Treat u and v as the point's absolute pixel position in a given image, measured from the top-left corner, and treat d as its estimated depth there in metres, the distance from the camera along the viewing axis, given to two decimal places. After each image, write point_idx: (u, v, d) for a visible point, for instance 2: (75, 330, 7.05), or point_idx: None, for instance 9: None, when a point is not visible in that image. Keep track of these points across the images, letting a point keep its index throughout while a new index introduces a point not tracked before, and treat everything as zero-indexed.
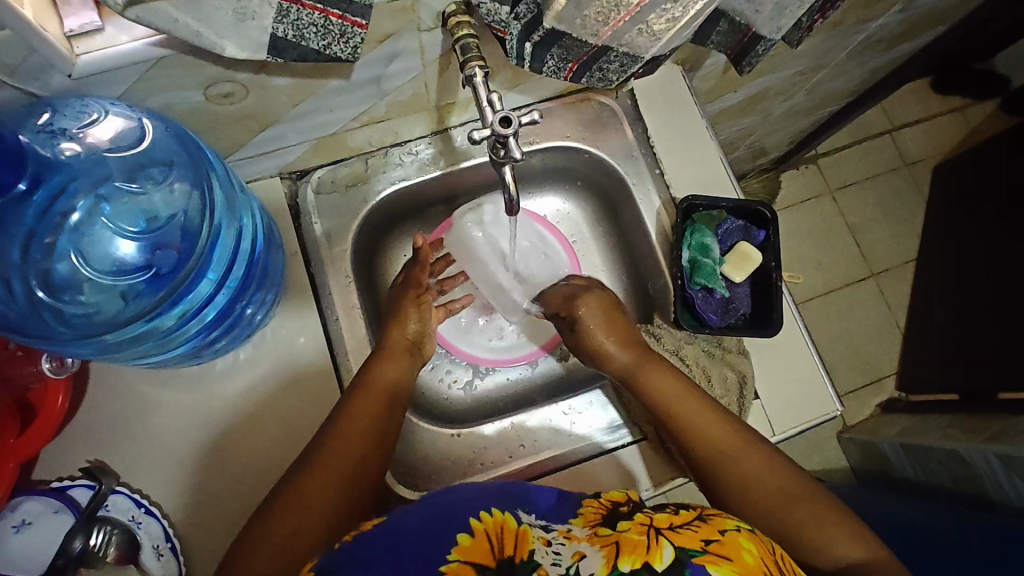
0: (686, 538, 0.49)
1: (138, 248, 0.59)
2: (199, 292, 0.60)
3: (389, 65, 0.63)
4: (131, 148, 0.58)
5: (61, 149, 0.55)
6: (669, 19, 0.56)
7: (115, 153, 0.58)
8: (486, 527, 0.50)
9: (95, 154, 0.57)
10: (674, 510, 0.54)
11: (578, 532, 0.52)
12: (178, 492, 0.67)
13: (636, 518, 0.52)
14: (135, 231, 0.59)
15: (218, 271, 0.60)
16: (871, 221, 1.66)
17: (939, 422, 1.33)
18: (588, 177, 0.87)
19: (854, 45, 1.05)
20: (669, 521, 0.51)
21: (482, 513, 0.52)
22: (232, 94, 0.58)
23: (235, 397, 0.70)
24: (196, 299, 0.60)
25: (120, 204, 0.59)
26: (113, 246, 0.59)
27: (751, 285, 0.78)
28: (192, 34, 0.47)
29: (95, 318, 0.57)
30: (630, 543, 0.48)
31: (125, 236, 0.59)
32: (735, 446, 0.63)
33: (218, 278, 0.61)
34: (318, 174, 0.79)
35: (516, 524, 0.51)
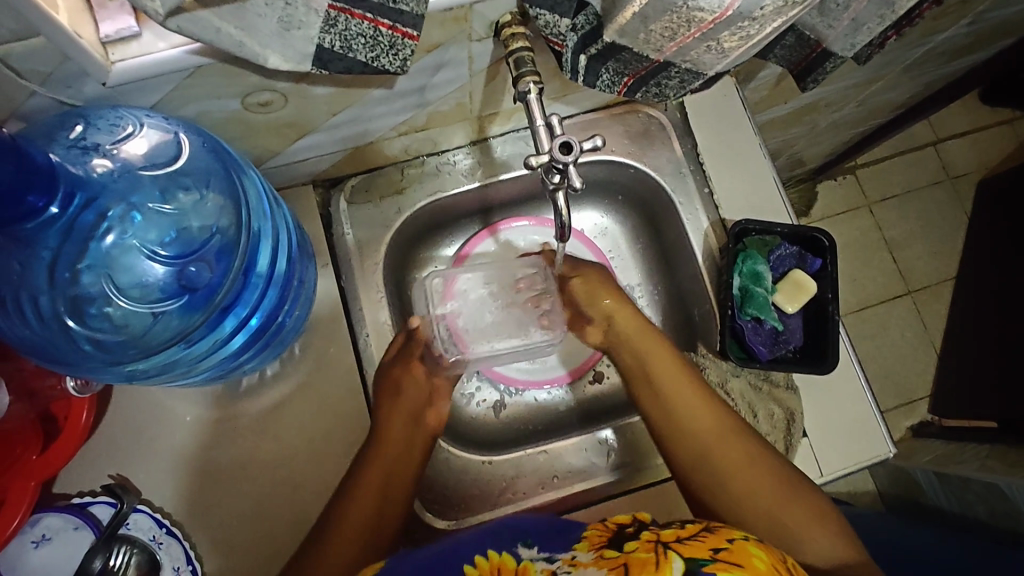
0: (694, 549, 0.47)
1: (169, 270, 0.57)
2: (231, 321, 0.59)
3: (435, 75, 0.59)
4: (166, 165, 0.55)
5: (92, 166, 0.52)
6: (742, 37, 0.51)
7: (149, 170, 0.55)
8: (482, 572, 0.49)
9: (128, 172, 0.54)
10: (681, 525, 0.52)
11: (583, 556, 0.49)
12: (198, 510, 0.65)
13: (642, 536, 0.50)
14: (165, 254, 0.57)
15: (252, 296, 0.59)
16: (910, 236, 1.59)
17: (976, 453, 1.23)
18: (631, 193, 0.84)
19: (913, 58, 0.99)
20: (676, 536, 0.50)
21: (478, 556, 0.51)
22: (270, 103, 0.55)
23: (259, 413, 0.68)
24: (228, 327, 0.59)
25: (151, 222, 0.56)
26: (142, 268, 0.56)
27: (804, 316, 0.74)
28: (234, 45, 0.44)
29: (127, 347, 0.56)
30: (638, 562, 0.45)
31: (155, 258, 0.57)
32: (736, 449, 0.64)
33: (252, 305, 0.59)
34: (352, 183, 0.76)
35: (516, 563, 0.50)
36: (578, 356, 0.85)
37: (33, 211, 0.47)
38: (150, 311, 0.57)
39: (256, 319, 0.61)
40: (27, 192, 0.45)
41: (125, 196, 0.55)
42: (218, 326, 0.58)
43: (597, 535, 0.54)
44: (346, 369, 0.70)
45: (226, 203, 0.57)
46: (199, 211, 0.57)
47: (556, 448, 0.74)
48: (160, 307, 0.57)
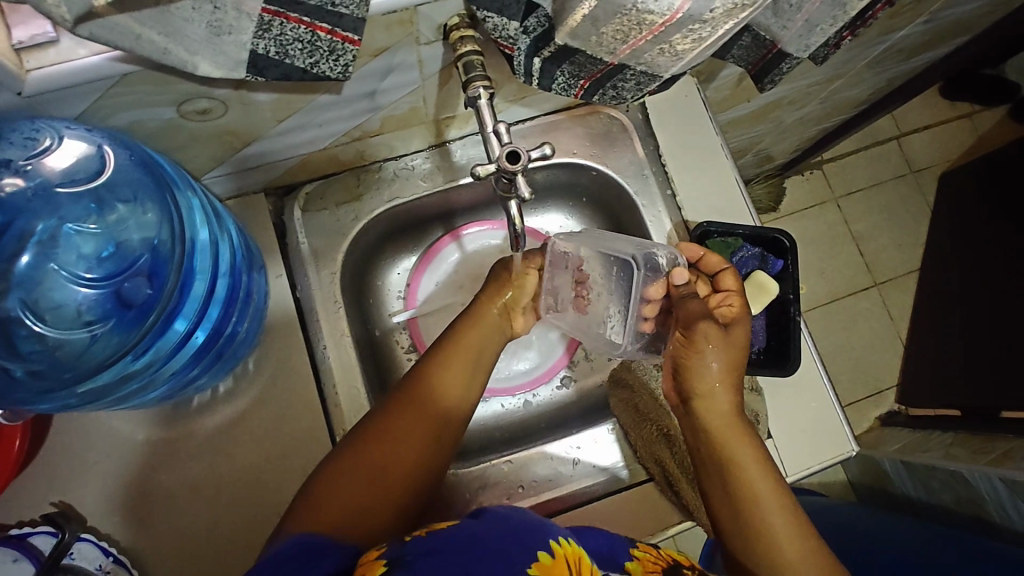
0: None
1: (98, 292, 0.56)
2: (167, 340, 0.56)
3: (384, 79, 0.57)
4: (88, 181, 0.54)
5: (2, 184, 0.51)
6: (695, 40, 0.50)
7: (67, 187, 0.54)
8: (565, 553, 0.47)
9: (45, 189, 0.53)
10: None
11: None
12: (149, 535, 0.62)
13: None
14: (92, 276, 0.56)
15: (190, 314, 0.56)
16: (876, 230, 1.62)
17: (942, 441, 1.26)
18: (595, 195, 0.83)
19: (872, 55, 0.99)
20: None
21: (562, 538, 0.49)
22: (209, 111, 0.53)
23: (212, 432, 0.65)
24: (166, 347, 0.56)
25: (77, 244, 0.56)
26: (69, 292, 0.55)
27: (766, 318, 0.74)
28: (159, 52, 0.41)
29: (56, 372, 0.53)
30: None
31: (81, 282, 0.56)
32: (755, 461, 0.58)
33: (190, 322, 0.56)
34: (307, 190, 0.73)
35: (586, 559, 0.49)
36: (547, 357, 0.84)
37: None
38: (84, 331, 0.55)
39: (202, 332, 0.58)
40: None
41: (58, 211, 0.54)
42: (161, 339, 0.55)
43: (649, 559, 0.54)
44: (302, 384, 0.67)
45: (159, 214, 0.55)
46: (132, 224, 0.56)
47: (521, 457, 0.73)
48: (94, 326, 0.55)
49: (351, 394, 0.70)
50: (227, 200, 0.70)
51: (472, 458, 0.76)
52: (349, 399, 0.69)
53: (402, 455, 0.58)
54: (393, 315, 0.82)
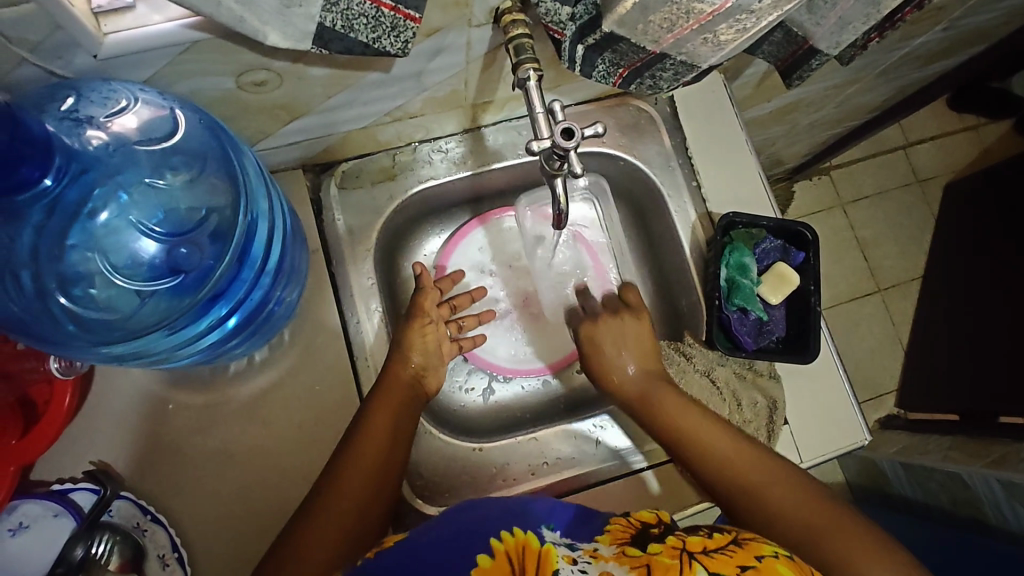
0: (720, 563, 0.46)
1: (161, 249, 0.56)
2: (212, 315, 0.58)
3: (432, 60, 0.59)
4: (162, 141, 0.54)
5: (87, 138, 0.51)
6: (738, 30, 0.52)
7: (145, 145, 0.54)
8: (507, 548, 0.48)
9: (123, 146, 0.53)
10: (708, 535, 0.51)
11: (605, 550, 0.49)
12: (183, 497, 0.63)
13: (668, 542, 0.49)
14: (158, 231, 0.56)
15: (234, 295, 0.58)
16: (881, 236, 1.64)
17: (940, 444, 1.28)
18: (620, 185, 0.85)
19: (889, 62, 1.02)
20: (702, 546, 0.48)
21: (503, 533, 0.50)
22: (265, 83, 0.54)
23: (248, 399, 0.67)
24: (209, 322, 0.58)
25: (143, 197, 0.55)
26: (134, 245, 0.55)
27: (786, 308, 0.76)
28: (235, 20, 0.43)
29: (112, 327, 0.54)
30: (662, 566, 0.45)
31: (149, 236, 0.56)
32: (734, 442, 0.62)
33: (233, 302, 0.59)
34: (343, 168, 0.75)
35: (538, 544, 0.49)
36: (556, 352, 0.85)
37: (25, 181, 0.46)
38: (137, 293, 0.55)
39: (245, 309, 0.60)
40: (20, 163, 0.44)
41: (125, 168, 0.54)
42: (207, 314, 0.57)
43: (619, 530, 0.54)
44: (335, 356, 0.69)
45: (223, 185, 0.57)
46: (196, 191, 0.56)
47: (545, 436, 0.75)
48: (149, 286, 0.56)
49: (382, 368, 0.71)
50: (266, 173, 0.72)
51: (494, 436, 0.78)
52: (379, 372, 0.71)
53: (367, 456, 0.59)
54: (420, 294, 0.84)
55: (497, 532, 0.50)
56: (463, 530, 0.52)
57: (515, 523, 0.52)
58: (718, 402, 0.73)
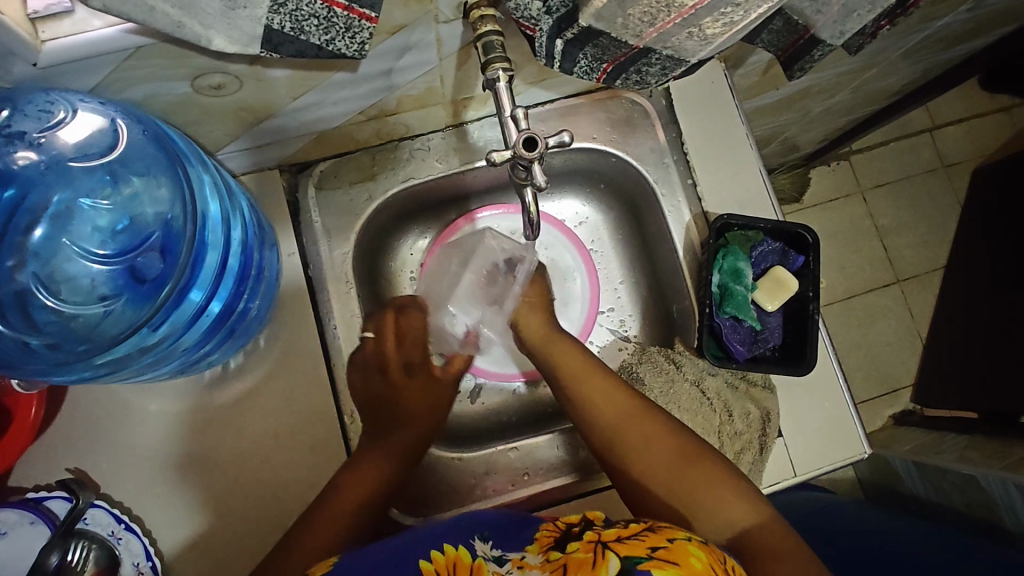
0: (631, 547, 0.44)
1: (111, 268, 0.56)
2: (184, 310, 0.56)
3: (401, 58, 0.56)
4: (101, 156, 0.53)
5: (15, 158, 0.50)
6: (726, 23, 0.49)
7: (81, 162, 0.53)
8: (437, 568, 0.46)
9: (58, 163, 0.52)
10: (625, 525, 0.49)
11: (531, 558, 0.46)
12: (159, 505, 0.63)
13: (586, 536, 0.47)
14: (106, 252, 0.56)
15: (205, 286, 0.56)
16: (901, 225, 1.57)
17: (955, 444, 1.23)
18: (613, 181, 0.81)
19: (910, 45, 0.95)
20: (616, 535, 0.46)
21: (433, 552, 0.48)
22: (224, 86, 0.52)
23: (222, 408, 0.66)
24: (184, 316, 0.56)
25: (89, 216, 0.55)
26: (82, 268, 0.56)
27: (783, 315, 0.72)
28: (173, 25, 0.40)
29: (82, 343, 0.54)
30: (575, 564, 0.43)
31: (94, 258, 0.56)
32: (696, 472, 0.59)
33: (206, 294, 0.56)
34: (321, 168, 0.73)
35: (470, 559, 0.47)
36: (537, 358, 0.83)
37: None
38: (98, 306, 0.55)
39: (215, 307, 0.58)
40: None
41: (72, 185, 0.54)
42: (176, 312, 0.56)
43: (546, 535, 0.51)
44: (312, 364, 0.67)
45: (172, 189, 0.55)
46: (143, 199, 0.56)
47: (529, 445, 0.73)
48: (108, 301, 0.55)
49: (361, 375, 0.70)
50: (242, 175, 0.70)
51: (479, 443, 0.77)
52: (358, 379, 0.70)
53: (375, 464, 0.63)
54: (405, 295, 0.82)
55: (427, 553, 0.48)
56: (400, 552, 0.50)
57: (446, 539, 0.50)
58: (708, 413, 0.70)
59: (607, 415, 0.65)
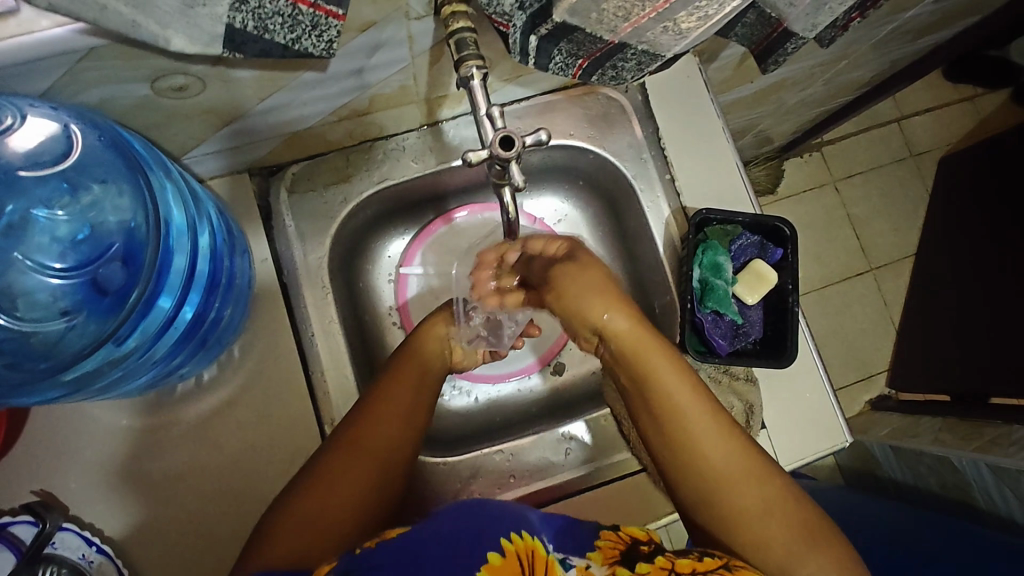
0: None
1: (72, 282, 0.54)
2: (153, 320, 0.54)
3: (372, 57, 0.54)
4: (54, 164, 0.51)
5: None
6: (701, 17, 0.48)
7: (32, 171, 0.50)
8: (517, 548, 0.46)
9: (5, 172, 0.49)
10: (699, 556, 0.49)
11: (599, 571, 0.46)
12: (132, 524, 0.61)
13: (656, 561, 0.48)
14: (65, 266, 0.54)
15: (173, 293, 0.54)
16: (872, 214, 1.60)
17: (930, 427, 1.26)
18: (591, 178, 0.80)
19: (878, 37, 0.96)
20: (691, 568, 0.47)
21: (512, 532, 0.48)
22: (186, 88, 0.50)
23: (196, 421, 0.63)
24: (153, 326, 0.54)
25: (46, 228, 0.53)
26: (42, 283, 0.53)
27: (763, 308, 0.72)
28: (127, 24, 0.38)
29: (45, 360, 0.51)
30: None
31: (55, 273, 0.54)
32: (773, 491, 0.52)
33: (176, 300, 0.54)
34: (293, 170, 0.71)
35: (545, 552, 0.47)
36: (519, 359, 0.82)
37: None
38: (60, 321, 0.53)
39: (186, 315, 0.56)
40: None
41: (25, 195, 0.51)
42: (143, 324, 0.53)
43: (610, 546, 0.50)
44: (289, 372, 0.66)
45: (134, 197, 0.53)
46: (103, 206, 0.53)
47: (513, 447, 0.72)
48: (71, 316, 0.53)
49: (340, 382, 0.68)
50: (208, 180, 0.67)
51: (462, 446, 0.75)
52: (337, 387, 0.68)
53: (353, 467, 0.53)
54: (383, 298, 0.81)
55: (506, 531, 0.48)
56: (470, 521, 0.49)
57: (520, 523, 0.50)
58: None
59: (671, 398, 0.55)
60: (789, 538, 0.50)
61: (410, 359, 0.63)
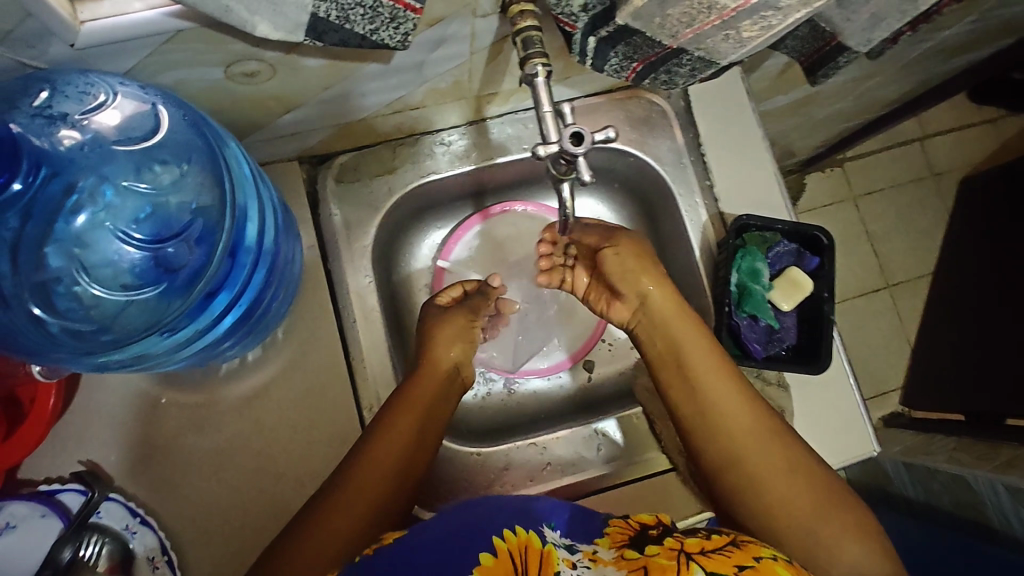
0: (717, 563, 0.45)
1: (144, 252, 0.54)
2: (207, 314, 0.55)
3: (434, 51, 0.56)
4: (142, 139, 0.52)
5: (59, 137, 0.48)
6: (762, 28, 0.49)
7: (123, 144, 0.51)
8: (510, 547, 0.47)
9: (99, 145, 0.50)
10: (707, 534, 0.51)
11: (604, 553, 0.49)
12: (172, 500, 0.62)
13: (665, 542, 0.49)
14: (139, 237, 0.54)
15: (231, 291, 0.56)
16: (892, 232, 1.61)
17: (944, 445, 1.26)
18: (629, 181, 0.81)
19: (914, 53, 0.97)
20: (700, 546, 0.48)
21: (505, 530, 0.49)
22: (257, 74, 0.51)
23: (240, 400, 0.65)
24: (207, 320, 0.56)
25: (121, 194, 0.53)
26: (114, 249, 0.53)
27: (798, 314, 0.73)
28: (220, 10, 0.39)
29: (105, 331, 0.53)
30: (658, 567, 0.45)
31: (129, 241, 0.54)
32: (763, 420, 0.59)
33: (230, 299, 0.56)
34: (341, 159, 0.72)
35: (541, 544, 0.48)
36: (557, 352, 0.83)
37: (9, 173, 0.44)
38: (122, 295, 0.54)
39: (238, 310, 0.58)
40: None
41: (105, 164, 0.52)
42: (199, 315, 0.55)
43: (619, 533, 0.53)
44: (330, 356, 0.67)
45: (209, 178, 0.54)
46: (179, 178, 0.54)
47: (547, 441, 0.72)
48: (134, 291, 0.54)
49: (379, 369, 0.69)
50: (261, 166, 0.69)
51: (491, 439, 0.76)
52: (376, 373, 0.69)
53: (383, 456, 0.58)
54: (418, 290, 0.82)
55: (499, 529, 0.49)
56: (463, 527, 0.50)
57: (517, 519, 0.51)
58: None
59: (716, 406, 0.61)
60: (827, 511, 0.55)
61: (420, 393, 0.64)
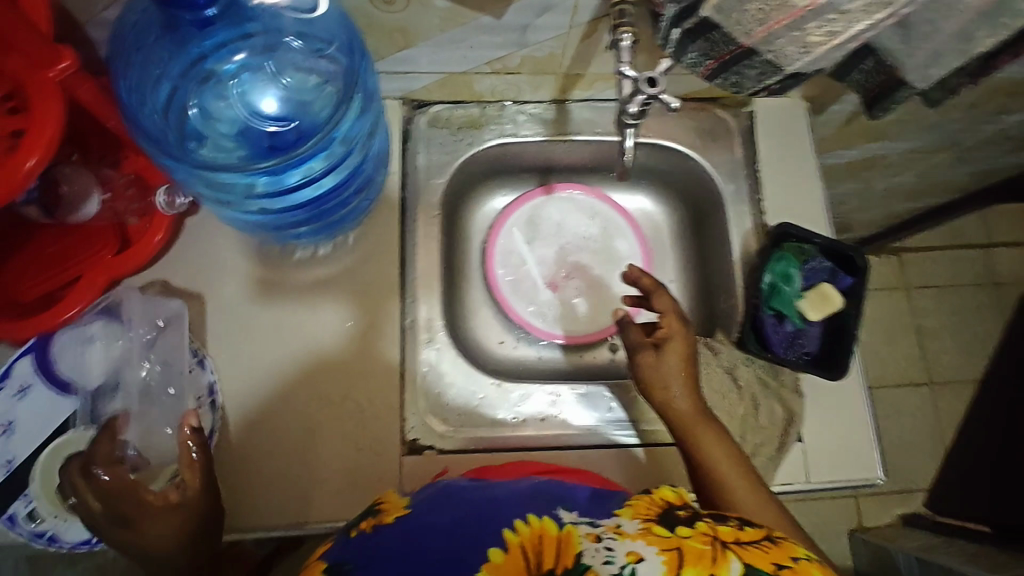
0: (754, 556, 0.44)
1: (273, 107, 0.62)
2: (272, 182, 0.63)
3: (539, 17, 0.65)
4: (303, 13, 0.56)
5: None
6: (828, 32, 0.57)
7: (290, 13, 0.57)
8: (522, 541, 0.44)
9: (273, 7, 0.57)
10: (738, 524, 0.48)
11: (629, 526, 0.46)
12: (227, 356, 0.70)
13: (696, 525, 0.47)
14: (279, 94, 0.62)
15: (296, 177, 0.63)
16: (945, 329, 1.54)
17: (963, 547, 1.18)
18: (681, 183, 0.88)
19: (981, 136, 1.02)
20: (733, 537, 0.46)
21: (517, 521, 0.45)
22: (394, 3, 0.62)
23: (306, 286, 0.73)
24: (271, 187, 0.63)
25: (279, 58, 0.62)
26: (256, 95, 0.62)
27: (823, 327, 0.76)
28: None
29: (204, 154, 0.60)
30: (693, 552, 0.43)
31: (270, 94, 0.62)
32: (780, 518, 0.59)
33: (293, 183, 0.64)
34: (436, 109, 0.81)
35: (557, 529, 0.45)
36: (590, 327, 0.87)
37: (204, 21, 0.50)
38: (232, 135, 0.62)
39: (304, 193, 0.66)
40: None
41: (276, 25, 0.60)
42: (265, 180, 0.62)
43: (642, 505, 0.51)
44: (387, 268, 0.75)
45: (338, 79, 0.62)
46: (313, 66, 0.62)
47: (562, 395, 0.76)
48: (240, 136, 0.62)
49: (427, 291, 0.76)
50: None
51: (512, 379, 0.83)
52: (423, 293, 0.76)
53: None
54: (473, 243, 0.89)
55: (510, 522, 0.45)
56: (471, 514, 0.48)
57: (530, 508, 0.48)
58: (735, 400, 0.74)
59: (726, 479, 0.62)
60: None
61: None
